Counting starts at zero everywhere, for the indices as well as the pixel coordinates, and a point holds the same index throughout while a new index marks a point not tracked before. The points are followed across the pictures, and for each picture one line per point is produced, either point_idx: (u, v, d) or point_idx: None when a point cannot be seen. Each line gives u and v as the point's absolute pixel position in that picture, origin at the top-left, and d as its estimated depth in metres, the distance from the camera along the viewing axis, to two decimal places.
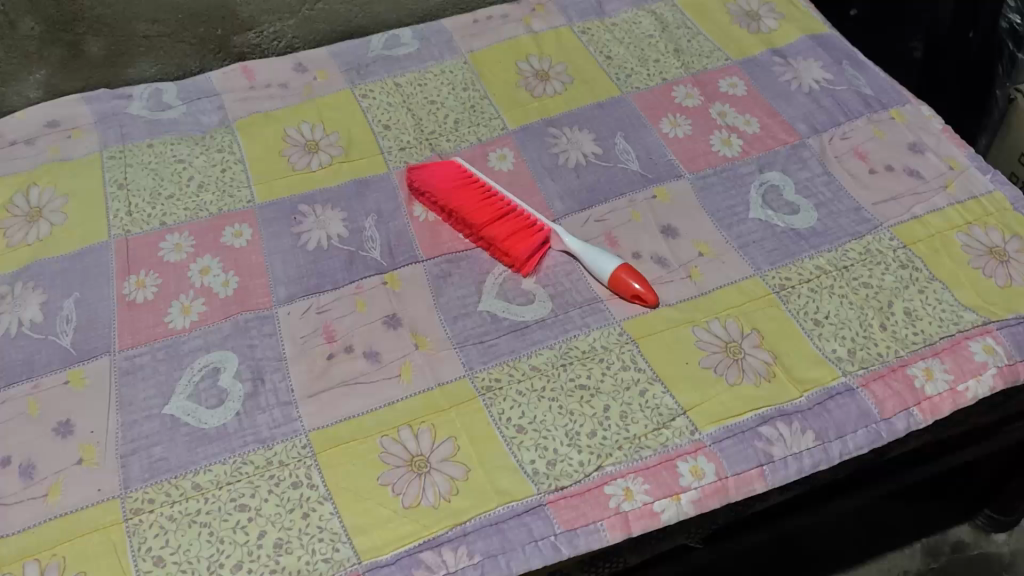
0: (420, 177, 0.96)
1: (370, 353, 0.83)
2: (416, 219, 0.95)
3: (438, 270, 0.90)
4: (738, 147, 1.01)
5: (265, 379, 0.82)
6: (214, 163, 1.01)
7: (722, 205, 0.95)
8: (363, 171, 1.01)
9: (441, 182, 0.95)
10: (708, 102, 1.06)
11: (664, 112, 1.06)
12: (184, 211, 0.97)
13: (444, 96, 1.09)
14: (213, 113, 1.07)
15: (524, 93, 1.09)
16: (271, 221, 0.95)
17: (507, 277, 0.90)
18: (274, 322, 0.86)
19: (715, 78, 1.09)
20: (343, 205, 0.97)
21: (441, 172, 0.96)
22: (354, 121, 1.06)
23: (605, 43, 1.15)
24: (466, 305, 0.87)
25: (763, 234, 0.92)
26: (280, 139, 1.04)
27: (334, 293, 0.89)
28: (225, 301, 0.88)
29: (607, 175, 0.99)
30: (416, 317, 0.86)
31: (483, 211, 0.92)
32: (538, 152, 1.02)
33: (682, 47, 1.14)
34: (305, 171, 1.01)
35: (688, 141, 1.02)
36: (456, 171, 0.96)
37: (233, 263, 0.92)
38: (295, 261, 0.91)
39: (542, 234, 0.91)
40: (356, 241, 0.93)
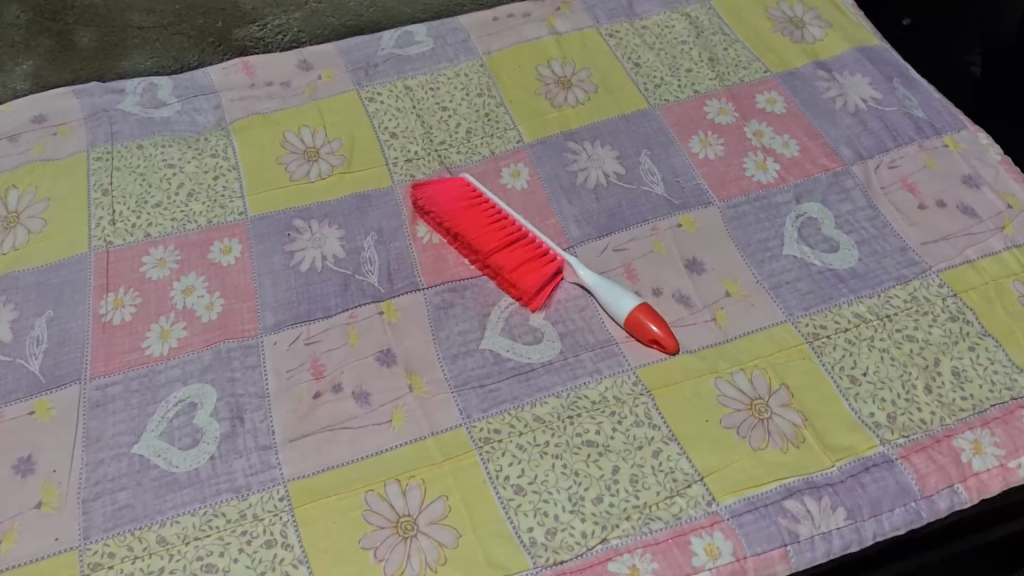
0: (425, 195, 0.89)
1: (359, 394, 0.76)
2: (419, 241, 0.88)
3: (438, 300, 0.83)
4: (774, 172, 0.92)
5: (245, 418, 0.75)
6: (206, 169, 0.94)
7: (754, 237, 0.87)
8: (365, 183, 0.93)
9: (447, 202, 0.87)
10: (742, 119, 0.98)
11: (695, 129, 0.97)
12: (170, 222, 0.90)
13: (457, 102, 1.01)
14: (209, 112, 1.00)
15: (544, 101, 1.01)
16: (263, 237, 0.88)
17: (514, 312, 0.82)
18: (259, 353, 0.79)
19: (752, 91, 1.01)
20: (341, 222, 0.89)
21: (448, 190, 0.88)
22: (359, 127, 0.98)
23: (634, 48, 1.06)
24: (467, 342, 0.80)
25: (798, 273, 0.83)
26: (278, 145, 0.96)
27: (326, 322, 0.82)
28: (207, 326, 0.81)
29: (629, 199, 0.91)
30: (413, 353, 0.79)
31: (491, 236, 0.84)
32: (555, 169, 0.94)
33: (717, 55, 1.05)
34: (303, 181, 0.93)
35: (720, 163, 0.94)
36: (464, 189, 0.89)
37: (219, 283, 0.85)
38: (285, 284, 0.84)
39: (554, 265, 0.83)
40: (352, 263, 0.86)
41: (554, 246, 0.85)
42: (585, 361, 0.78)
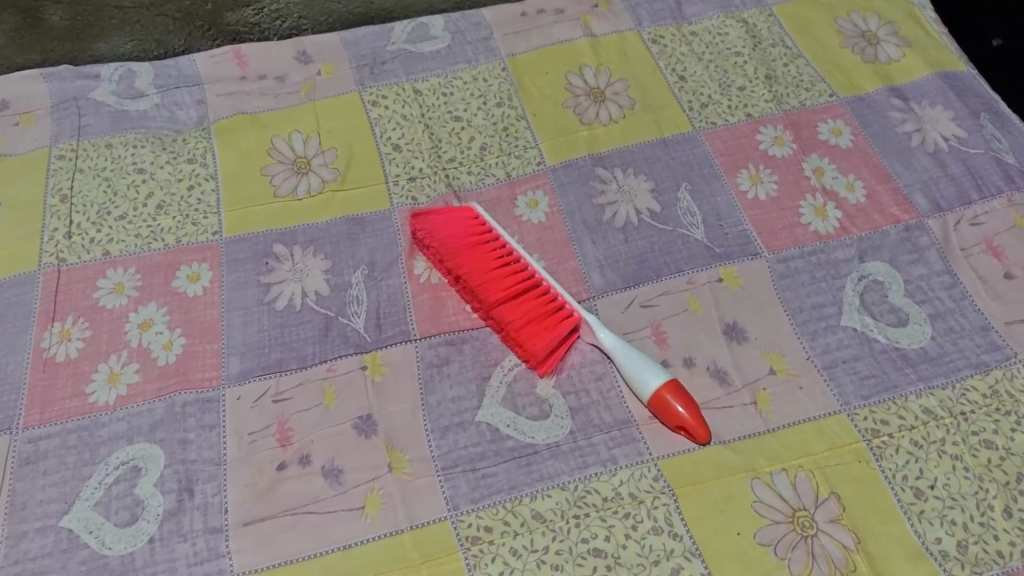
0: (425, 226, 0.77)
1: (330, 469, 0.65)
2: (416, 280, 0.76)
3: (432, 356, 0.71)
4: (835, 221, 0.80)
5: (195, 490, 0.64)
6: (180, 177, 0.82)
7: (808, 300, 0.75)
8: (359, 205, 0.81)
9: (448, 239, 0.76)
10: (800, 153, 0.85)
11: (744, 161, 0.84)
12: (134, 238, 0.78)
13: (473, 111, 0.88)
14: (191, 108, 0.88)
15: (573, 117, 0.88)
16: (238, 263, 0.77)
17: (520, 377, 0.71)
18: (217, 408, 0.68)
19: (814, 119, 0.87)
20: (328, 250, 0.78)
21: (453, 224, 0.76)
22: (358, 135, 0.86)
23: (679, 58, 0.93)
24: (462, 412, 0.68)
25: (858, 350, 0.71)
26: (264, 153, 0.84)
27: (299, 375, 0.70)
28: (162, 371, 0.70)
29: (663, 243, 0.79)
30: (396, 422, 0.67)
31: (496, 286, 0.73)
32: (580, 200, 0.82)
33: (775, 72, 0.92)
34: (289, 198, 0.81)
35: (772, 205, 0.81)
36: (471, 225, 0.77)
37: (182, 317, 0.73)
38: (258, 324, 0.73)
39: (569, 324, 0.71)
40: (337, 302, 0.74)
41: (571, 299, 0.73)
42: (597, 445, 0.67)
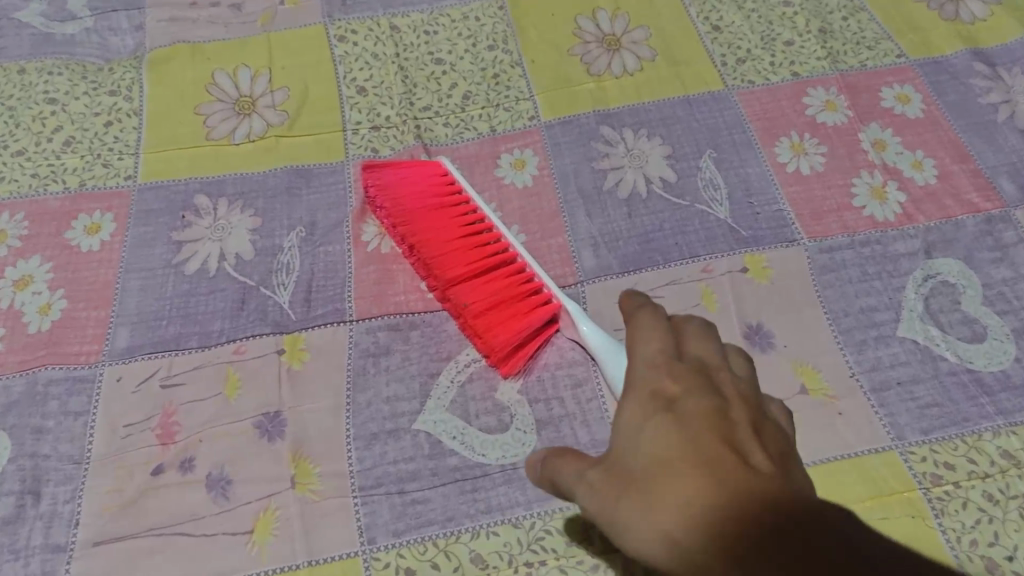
0: (377, 179, 0.62)
1: (216, 480, 0.50)
2: (363, 247, 0.61)
3: (369, 344, 0.56)
4: (896, 205, 0.63)
5: (42, 494, 0.50)
6: (97, 111, 0.68)
7: (856, 302, 0.58)
8: (306, 156, 0.66)
9: (404, 198, 0.61)
10: (857, 121, 0.68)
11: (785, 128, 0.68)
12: (30, 178, 0.64)
13: (458, 54, 0.73)
14: (127, 35, 0.74)
15: (578, 66, 0.72)
16: (148, 215, 0.62)
17: (476, 376, 0.55)
18: (89, 391, 0.54)
19: (876, 82, 0.71)
20: (260, 206, 0.63)
21: (412, 182, 0.62)
22: (317, 74, 0.71)
23: (715, 4, 0.77)
24: (397, 417, 0.53)
25: (918, 370, 0.55)
26: (201, 88, 0.70)
27: (198, 355, 0.55)
28: (31, 341, 0.56)
29: (676, 220, 0.63)
30: (311, 426, 0.53)
31: (456, 261, 0.58)
32: (577, 164, 0.66)
33: (831, 27, 0.75)
34: (223, 142, 0.67)
35: (817, 181, 0.64)
36: (436, 183, 0.62)
37: (68, 276, 0.59)
38: (159, 290, 0.59)
39: (542, 314, 0.56)
40: (261, 269, 0.60)
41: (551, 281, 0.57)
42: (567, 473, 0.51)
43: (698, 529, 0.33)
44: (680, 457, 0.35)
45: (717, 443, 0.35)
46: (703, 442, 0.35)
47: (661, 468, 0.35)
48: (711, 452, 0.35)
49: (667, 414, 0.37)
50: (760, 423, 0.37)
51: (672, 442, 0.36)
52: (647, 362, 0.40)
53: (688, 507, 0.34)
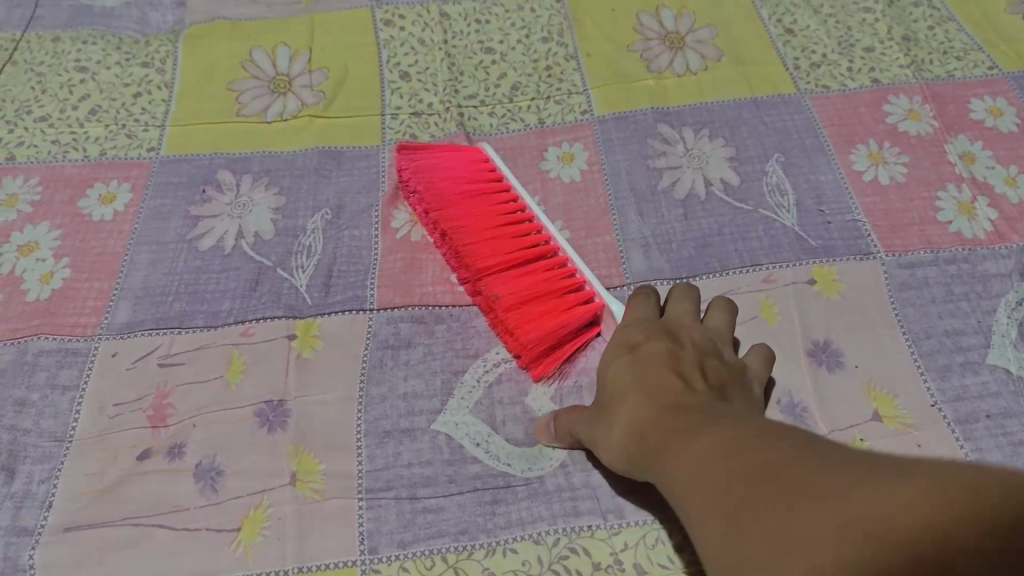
0: (413, 161, 0.58)
1: (207, 470, 0.45)
2: (392, 234, 0.56)
3: (389, 334, 0.51)
4: (987, 222, 0.56)
5: (17, 472, 0.45)
6: (127, 82, 0.65)
7: (939, 323, 0.51)
8: (340, 138, 0.62)
9: (439, 182, 0.56)
10: (943, 132, 0.61)
11: (863, 135, 0.62)
12: (49, 144, 0.61)
13: (510, 44, 0.69)
14: (169, 11, 0.71)
15: (637, 63, 0.67)
16: (167, 188, 0.58)
17: (505, 377, 0.50)
18: (81, 365, 0.49)
19: (964, 93, 0.64)
20: (286, 184, 0.59)
21: (448, 166, 0.57)
22: (359, 57, 0.67)
23: (789, 8, 0.71)
24: (413, 415, 0.48)
25: (1011, 402, 0.48)
26: (236, 65, 0.66)
27: (203, 335, 0.51)
28: (28, 308, 0.52)
29: (736, 225, 0.57)
30: (317, 418, 0.47)
31: (490, 249, 0.53)
32: (630, 161, 0.61)
33: (916, 35, 0.69)
34: (254, 120, 0.63)
35: (896, 192, 0.58)
36: (478, 170, 0.58)
37: (76, 245, 0.55)
38: (168, 265, 0.54)
39: (583, 313, 0.50)
40: (280, 250, 0.55)
41: (595, 278, 0.51)
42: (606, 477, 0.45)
43: (636, 430, 0.38)
44: (632, 380, 0.40)
45: (665, 368, 0.40)
46: (653, 368, 0.40)
47: (617, 389, 0.41)
48: (656, 373, 0.39)
49: (628, 352, 0.42)
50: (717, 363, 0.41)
51: (626, 368, 0.41)
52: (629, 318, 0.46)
53: (634, 416, 0.38)
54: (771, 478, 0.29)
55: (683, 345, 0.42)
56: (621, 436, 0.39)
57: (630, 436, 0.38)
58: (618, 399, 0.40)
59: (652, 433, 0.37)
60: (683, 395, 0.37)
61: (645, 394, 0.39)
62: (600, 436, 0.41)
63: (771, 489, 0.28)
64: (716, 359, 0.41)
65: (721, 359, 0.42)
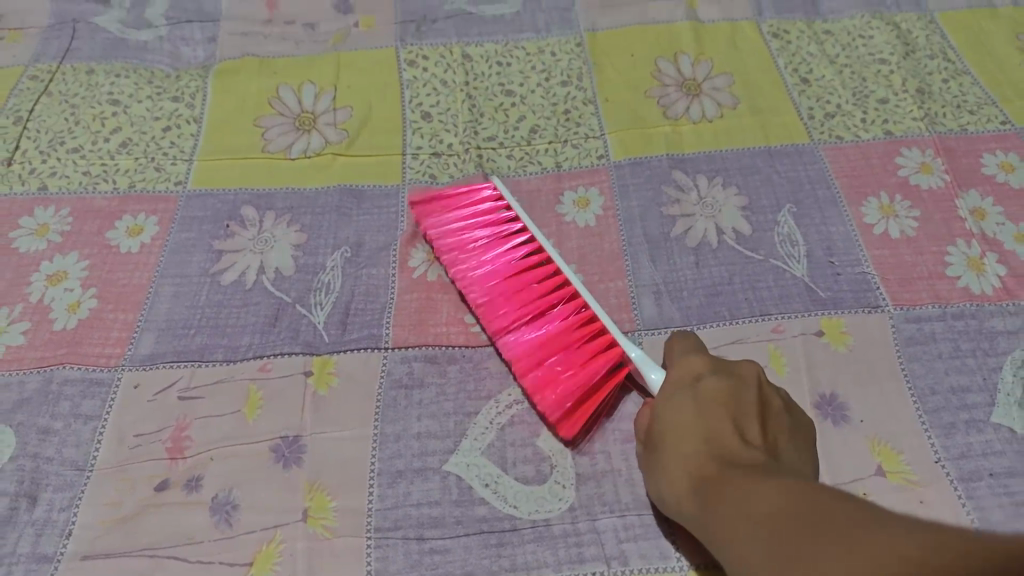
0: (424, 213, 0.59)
1: (222, 504, 0.46)
2: (408, 273, 0.58)
3: (402, 374, 0.52)
4: (997, 279, 0.57)
5: (39, 498, 0.47)
6: (157, 115, 0.67)
7: (946, 379, 0.52)
8: (362, 176, 0.64)
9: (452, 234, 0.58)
10: (954, 187, 0.62)
11: (874, 188, 0.63)
12: (81, 175, 0.63)
13: (530, 88, 0.70)
14: (199, 46, 0.73)
15: (655, 109, 0.69)
16: (193, 222, 0.60)
17: (517, 420, 0.50)
18: (104, 395, 0.51)
19: (977, 148, 0.65)
20: (307, 222, 0.60)
21: (468, 214, 0.58)
22: (383, 97, 0.69)
23: (805, 58, 0.73)
24: (426, 455, 0.49)
25: (1014, 462, 0.48)
26: (263, 101, 0.68)
27: (222, 369, 0.52)
28: (54, 337, 0.54)
29: (747, 273, 0.58)
30: (331, 455, 0.48)
31: (506, 305, 0.54)
32: (645, 207, 0.62)
33: (930, 88, 0.70)
34: (279, 157, 0.65)
35: (907, 246, 0.59)
36: (485, 213, 0.59)
37: (103, 276, 0.57)
38: (191, 298, 0.56)
39: (604, 361, 0.50)
40: (299, 287, 0.56)
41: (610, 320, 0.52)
42: (636, 518, 0.46)
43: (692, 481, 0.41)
44: (689, 424, 0.43)
45: (722, 416, 0.42)
46: (710, 415, 0.43)
47: (671, 431, 0.44)
48: (716, 424, 0.42)
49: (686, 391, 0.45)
50: (773, 411, 0.44)
51: (684, 414, 0.44)
52: (678, 354, 0.48)
53: (687, 463, 0.42)
54: (817, 538, 0.32)
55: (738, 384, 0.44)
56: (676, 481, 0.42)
57: (684, 487, 0.41)
58: (673, 443, 0.43)
59: (706, 484, 0.40)
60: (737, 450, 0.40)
61: (703, 444, 0.42)
62: (653, 478, 0.44)
63: (819, 547, 0.31)
64: (769, 407, 0.44)
65: (774, 405, 0.44)
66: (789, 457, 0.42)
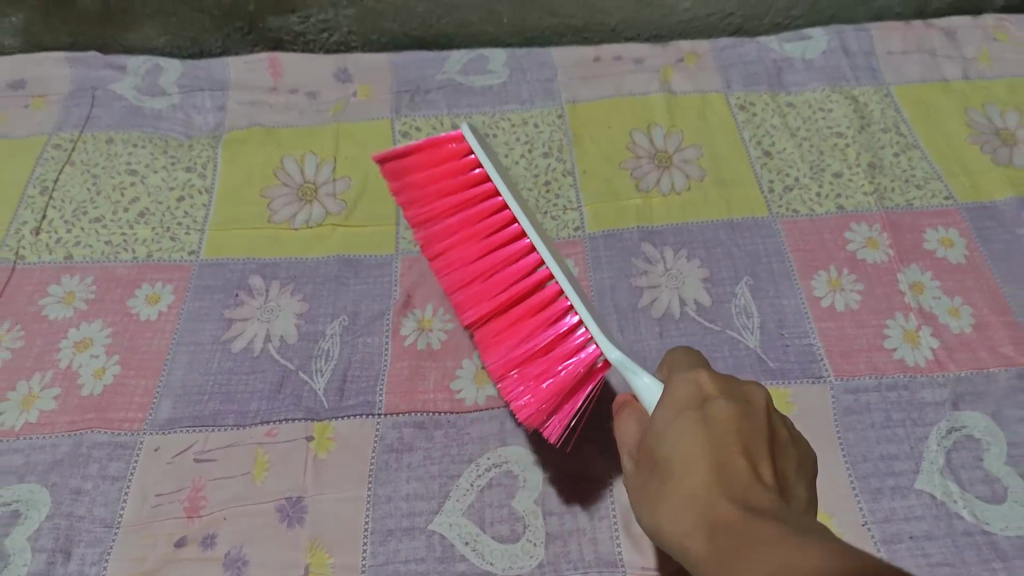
0: (398, 175, 0.59)
1: (234, 560, 0.53)
2: (400, 341, 0.64)
3: (394, 439, 0.59)
4: (930, 351, 0.63)
5: (72, 553, 0.53)
6: (172, 186, 0.73)
7: (876, 447, 0.58)
8: (359, 247, 0.70)
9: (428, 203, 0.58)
10: (897, 261, 0.69)
11: (825, 262, 0.69)
12: (103, 244, 0.69)
13: (514, 159, 0.76)
14: (209, 113, 0.79)
15: (628, 182, 0.75)
16: (205, 291, 0.66)
17: (495, 483, 0.57)
18: (128, 458, 0.57)
19: (921, 223, 0.71)
20: (309, 292, 0.67)
21: (441, 182, 0.57)
22: (379, 168, 0.75)
23: (769, 130, 0.79)
24: (413, 515, 0.55)
25: (932, 526, 0.55)
26: (269, 172, 0.74)
27: (233, 434, 0.58)
28: (83, 403, 0.60)
29: (705, 344, 0.64)
30: (330, 515, 0.55)
31: (482, 295, 0.55)
32: (615, 279, 0.68)
33: (882, 162, 0.76)
34: (283, 227, 0.71)
35: (850, 319, 0.65)
36: (455, 169, 0.57)
37: (125, 343, 0.63)
38: (204, 365, 0.62)
39: (576, 365, 0.51)
40: (301, 355, 0.63)
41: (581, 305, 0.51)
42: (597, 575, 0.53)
43: (704, 520, 0.37)
44: (695, 454, 0.40)
45: (735, 445, 0.39)
46: (721, 442, 0.40)
47: (680, 459, 0.40)
48: (731, 457, 0.39)
49: (696, 416, 0.41)
50: (783, 444, 0.41)
51: (693, 441, 0.40)
52: (680, 371, 0.45)
53: (694, 500, 0.39)
54: None
55: (751, 410, 0.41)
56: (683, 517, 0.39)
57: (693, 525, 0.38)
58: (682, 476, 0.40)
59: (721, 528, 0.36)
60: (753, 490, 0.37)
61: (716, 481, 0.38)
62: (657, 511, 0.40)
63: None
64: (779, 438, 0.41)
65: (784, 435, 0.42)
66: (797, 496, 0.40)
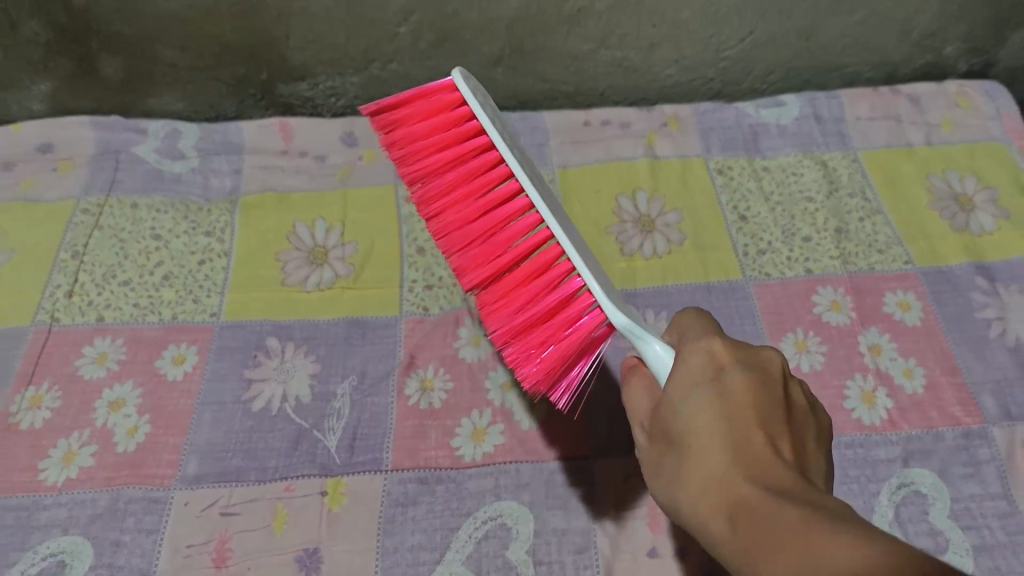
0: (392, 128, 0.62)
1: None
2: (405, 400, 0.70)
3: (399, 493, 0.65)
4: (884, 412, 0.69)
5: None
6: (193, 250, 0.79)
7: None
8: (366, 308, 0.76)
9: (420, 157, 0.60)
10: (858, 324, 0.75)
11: (792, 324, 0.75)
12: (131, 306, 0.75)
13: None
14: (226, 177, 0.85)
15: (614, 245, 0.81)
16: (226, 352, 0.73)
17: (490, 534, 0.63)
18: (160, 511, 0.63)
19: (881, 286, 0.78)
20: (322, 353, 0.73)
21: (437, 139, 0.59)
22: (383, 232, 0.81)
23: (744, 194, 0.85)
24: (418, 565, 0.62)
25: None
26: (283, 236, 0.81)
27: (255, 489, 0.65)
28: (118, 460, 0.66)
29: None
30: (343, 564, 0.61)
31: (479, 258, 0.56)
32: None
33: (848, 226, 0.82)
34: (296, 289, 0.77)
35: (813, 379, 0.72)
36: (449, 120, 0.59)
37: (154, 403, 0.69)
38: (227, 424, 0.68)
39: (579, 328, 0.52)
40: (315, 414, 0.69)
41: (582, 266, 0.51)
42: None
43: (721, 494, 0.39)
44: (712, 429, 0.41)
45: (750, 420, 0.41)
46: (737, 416, 0.41)
47: (697, 433, 0.42)
48: (745, 432, 0.41)
49: (710, 388, 0.43)
50: (796, 415, 0.43)
51: (710, 413, 0.42)
52: (690, 341, 0.46)
53: (713, 475, 0.40)
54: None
55: (763, 381, 0.43)
56: (699, 491, 0.40)
57: (710, 498, 0.40)
58: (699, 449, 0.41)
59: (737, 503, 0.38)
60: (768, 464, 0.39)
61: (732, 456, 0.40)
62: (673, 485, 0.42)
63: None
64: (794, 410, 0.43)
65: (798, 408, 0.44)
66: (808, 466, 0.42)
